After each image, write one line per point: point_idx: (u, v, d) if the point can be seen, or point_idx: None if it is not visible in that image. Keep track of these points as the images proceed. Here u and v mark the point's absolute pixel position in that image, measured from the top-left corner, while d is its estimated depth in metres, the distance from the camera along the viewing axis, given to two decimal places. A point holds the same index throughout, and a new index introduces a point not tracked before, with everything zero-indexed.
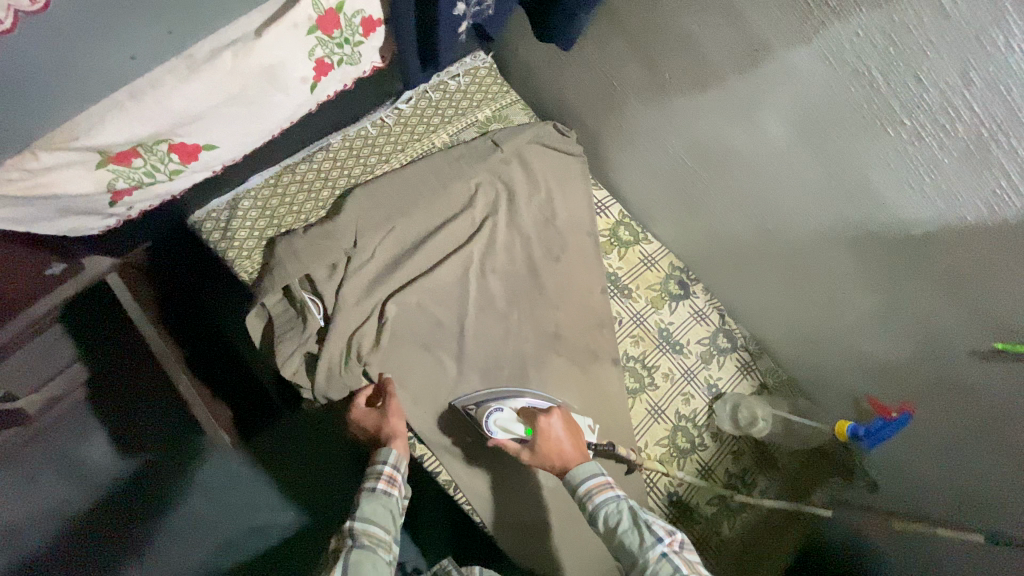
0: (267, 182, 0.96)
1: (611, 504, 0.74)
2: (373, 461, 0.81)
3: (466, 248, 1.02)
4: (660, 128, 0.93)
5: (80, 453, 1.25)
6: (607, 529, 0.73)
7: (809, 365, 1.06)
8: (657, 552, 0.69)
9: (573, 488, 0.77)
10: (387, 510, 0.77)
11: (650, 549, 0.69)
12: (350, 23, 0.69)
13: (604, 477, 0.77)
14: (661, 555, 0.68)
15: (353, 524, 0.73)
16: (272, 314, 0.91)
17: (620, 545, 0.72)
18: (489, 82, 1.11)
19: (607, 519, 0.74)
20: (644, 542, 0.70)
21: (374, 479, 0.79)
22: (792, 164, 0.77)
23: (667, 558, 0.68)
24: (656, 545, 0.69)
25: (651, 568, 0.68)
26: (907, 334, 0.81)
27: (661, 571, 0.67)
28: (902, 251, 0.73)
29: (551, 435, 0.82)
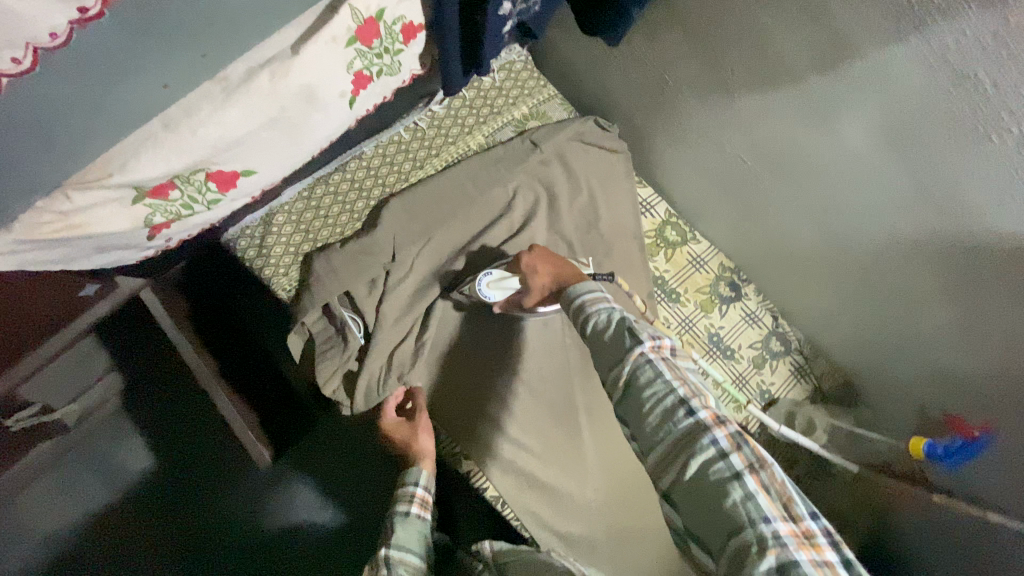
0: (301, 194, 0.92)
1: (600, 313, 0.66)
2: (402, 483, 0.82)
3: (507, 255, 0.97)
4: (718, 125, 0.86)
5: (119, 462, 1.26)
6: (593, 334, 0.65)
7: (870, 371, 1.00)
8: (638, 357, 0.60)
9: (568, 301, 0.71)
10: (420, 533, 0.75)
11: (629, 353, 0.60)
12: (391, 31, 0.64)
13: (599, 292, 0.70)
14: (643, 359, 0.60)
15: (388, 551, 0.69)
16: (312, 332, 0.88)
17: (602, 351, 0.64)
18: (526, 76, 1.05)
19: (593, 325, 0.66)
20: (625, 347, 0.61)
21: (406, 503, 0.78)
22: (871, 167, 0.71)
23: (649, 362, 0.59)
24: (638, 351, 0.60)
25: (631, 372, 0.60)
26: (994, 347, 0.75)
27: (641, 376, 0.59)
28: (997, 264, 0.67)
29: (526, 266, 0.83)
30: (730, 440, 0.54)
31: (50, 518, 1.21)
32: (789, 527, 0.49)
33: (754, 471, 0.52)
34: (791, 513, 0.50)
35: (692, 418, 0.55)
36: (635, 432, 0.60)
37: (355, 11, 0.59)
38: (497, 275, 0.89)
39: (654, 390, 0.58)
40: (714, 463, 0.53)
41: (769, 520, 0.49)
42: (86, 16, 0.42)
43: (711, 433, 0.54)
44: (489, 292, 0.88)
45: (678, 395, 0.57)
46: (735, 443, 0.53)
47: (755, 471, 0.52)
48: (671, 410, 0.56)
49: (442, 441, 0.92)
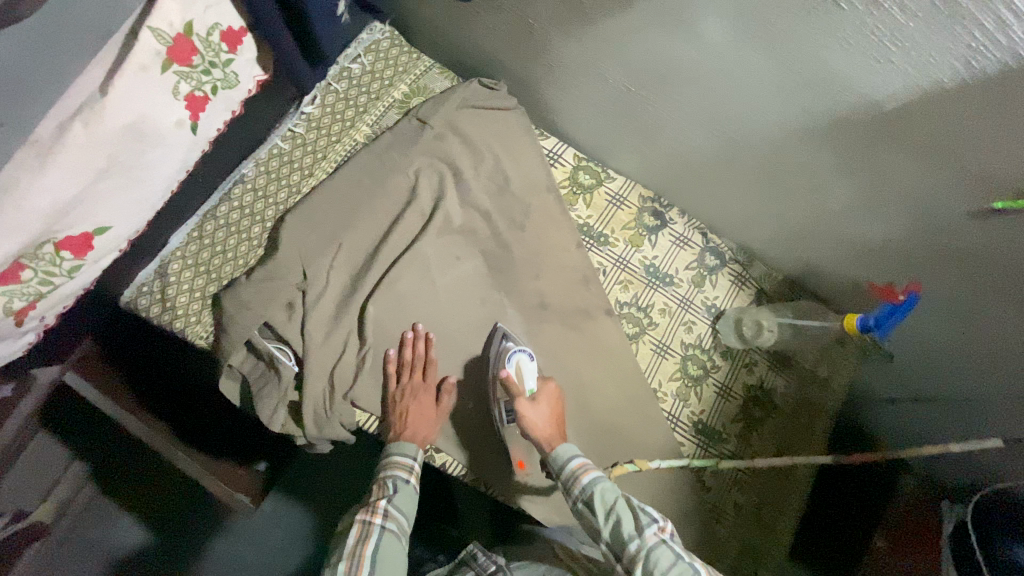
0: (191, 236, 0.87)
1: (603, 483, 0.73)
2: (401, 445, 0.80)
3: (424, 241, 0.94)
4: (593, 56, 0.84)
5: (108, 549, 1.24)
6: (598, 508, 0.70)
7: (800, 260, 1.03)
8: (653, 536, 0.66)
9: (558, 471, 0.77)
10: (413, 503, 0.77)
11: (644, 531, 0.66)
12: (209, 43, 0.59)
13: (583, 459, 0.76)
14: (658, 539, 0.65)
15: (386, 505, 0.74)
16: (243, 373, 0.84)
17: (613, 528, 0.69)
18: (395, 53, 1.00)
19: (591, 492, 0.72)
20: (642, 524, 0.67)
21: (404, 471, 0.78)
22: (742, 65, 0.70)
23: (665, 543, 0.65)
24: (652, 528, 0.67)
25: (649, 551, 0.64)
26: (900, 207, 0.77)
27: (659, 556, 0.64)
28: (878, 127, 0.68)
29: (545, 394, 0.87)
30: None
31: None
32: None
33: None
34: None
35: None
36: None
37: (158, 33, 0.54)
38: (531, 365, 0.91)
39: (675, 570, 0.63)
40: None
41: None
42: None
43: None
44: (511, 359, 0.90)
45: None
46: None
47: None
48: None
49: None
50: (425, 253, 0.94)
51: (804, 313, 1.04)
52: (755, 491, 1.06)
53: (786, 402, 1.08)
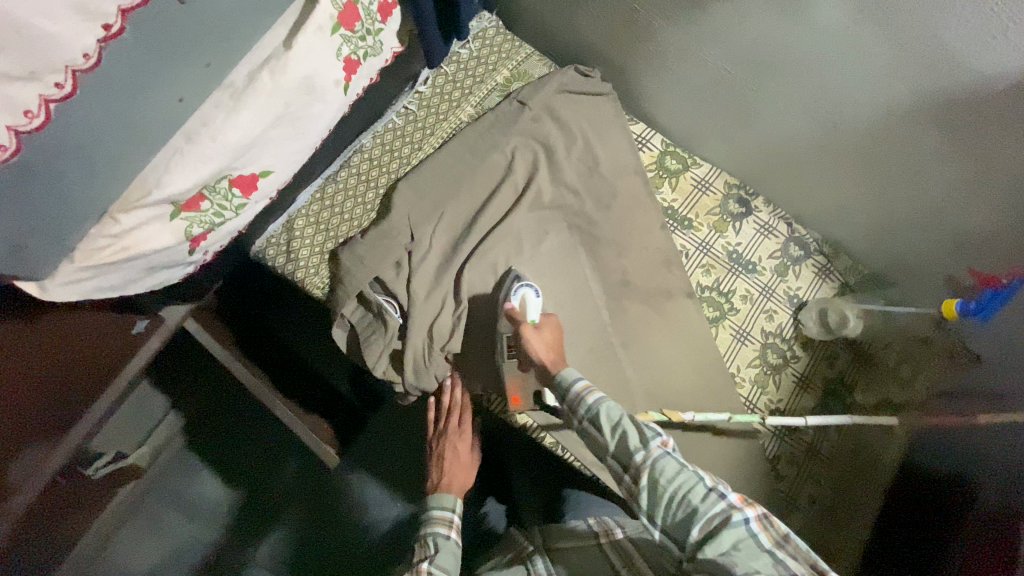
0: (313, 197, 0.96)
1: (607, 402, 0.75)
2: (439, 500, 0.81)
3: (517, 214, 1.00)
4: (696, 41, 0.88)
5: (196, 492, 1.33)
6: (607, 426, 0.73)
7: (888, 253, 1.02)
8: (659, 449, 0.69)
9: (562, 393, 0.79)
10: (454, 556, 0.76)
11: (649, 446, 0.69)
12: (369, 11, 0.68)
13: (584, 380, 0.78)
14: (663, 453, 0.68)
15: (429, 569, 0.72)
16: (352, 323, 0.92)
17: (618, 441, 0.71)
18: (500, 40, 1.07)
19: (596, 412, 0.74)
20: (646, 438, 0.69)
21: (444, 527, 0.78)
22: (853, 45, 0.72)
23: (669, 456, 0.68)
24: (657, 441, 0.69)
25: (656, 461, 0.67)
26: (1006, 192, 0.77)
27: (666, 467, 0.67)
28: (991, 107, 0.69)
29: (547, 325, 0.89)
30: (759, 522, 0.63)
31: (149, 552, 1.29)
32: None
33: (780, 546, 0.61)
34: (814, 570, 0.60)
35: (724, 502, 0.63)
36: (657, 517, 0.66)
37: None
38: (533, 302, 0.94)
39: (682, 481, 0.66)
40: (746, 538, 0.61)
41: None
42: (109, 33, 0.45)
43: (742, 512, 0.63)
44: (517, 291, 0.92)
45: (705, 482, 0.65)
46: (763, 524, 0.63)
47: (780, 545, 0.61)
48: (703, 497, 0.64)
49: (494, 400, 0.93)
50: (517, 225, 1.00)
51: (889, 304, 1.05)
52: (832, 484, 1.05)
53: (867, 399, 1.06)
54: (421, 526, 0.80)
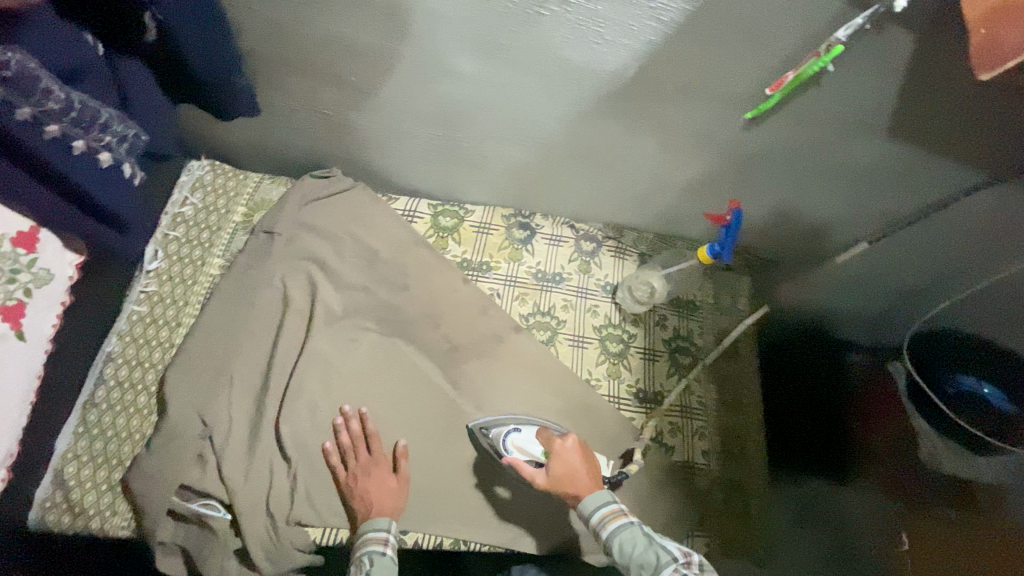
0: (77, 433, 0.83)
1: (625, 532, 0.75)
2: (371, 523, 0.80)
3: (312, 340, 0.95)
4: (393, 121, 0.88)
5: None
6: (621, 556, 0.74)
7: (658, 215, 1.11)
8: (677, 574, 0.70)
9: (588, 519, 0.78)
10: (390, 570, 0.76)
11: (665, 570, 0.70)
12: (4, 252, 0.61)
13: (617, 504, 0.79)
14: (678, 574, 0.70)
15: None
16: (178, 544, 0.81)
17: (638, 570, 0.72)
18: (222, 181, 1.02)
19: (617, 541, 0.75)
20: (663, 562, 0.71)
21: (381, 544, 0.78)
22: (507, 84, 0.75)
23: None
24: (674, 564, 0.71)
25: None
26: (697, 143, 0.86)
27: None
28: (639, 94, 0.75)
29: (562, 455, 0.86)
30: None
31: None
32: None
33: None
34: None
35: None
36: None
37: None
38: (529, 437, 0.92)
39: None
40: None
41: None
42: None
43: None
44: (508, 448, 0.91)
45: None
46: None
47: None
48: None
49: None
50: (319, 349, 0.95)
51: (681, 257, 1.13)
52: (714, 430, 1.10)
53: (706, 341, 1.15)
54: (359, 545, 0.79)
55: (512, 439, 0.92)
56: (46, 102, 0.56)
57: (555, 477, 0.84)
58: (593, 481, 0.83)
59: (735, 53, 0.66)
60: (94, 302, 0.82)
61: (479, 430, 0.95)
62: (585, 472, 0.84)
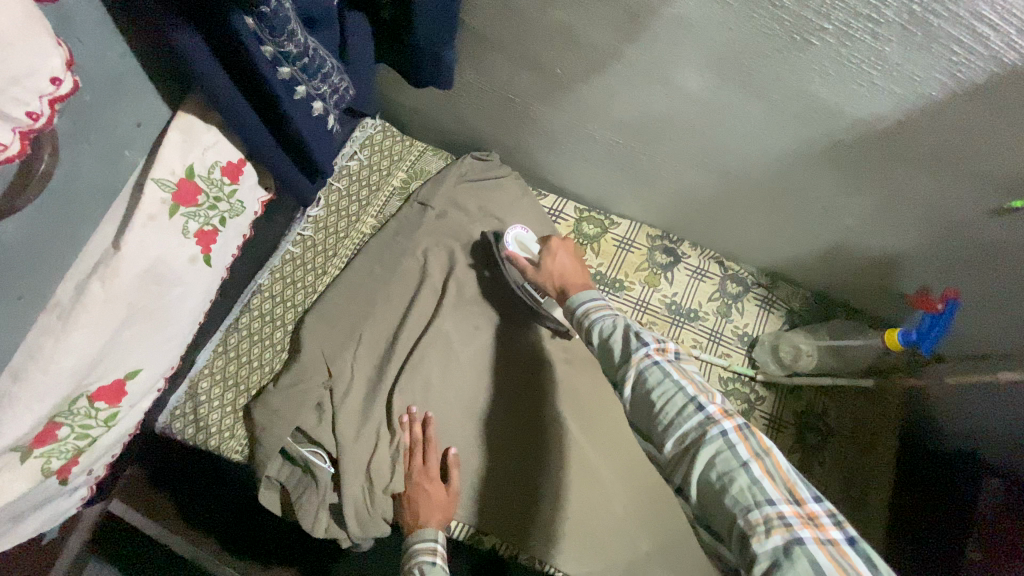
0: (217, 352, 0.88)
1: (603, 321, 0.63)
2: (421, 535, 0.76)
3: (440, 319, 0.94)
4: (579, 120, 0.84)
5: None
6: (597, 342, 0.62)
7: (827, 276, 0.99)
8: (645, 358, 0.56)
9: (573, 311, 0.68)
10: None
11: (631, 356, 0.57)
12: (212, 180, 0.62)
13: (603, 299, 0.67)
14: (646, 360, 0.56)
15: None
16: (281, 482, 0.84)
17: (607, 356, 0.60)
18: (389, 142, 1.03)
19: (593, 330, 0.63)
20: (630, 347, 0.58)
21: (430, 554, 0.73)
22: (727, 107, 0.68)
23: (655, 364, 0.56)
24: (643, 350, 0.57)
25: (636, 372, 0.56)
26: (919, 215, 0.74)
27: (646, 377, 0.55)
28: (879, 147, 0.65)
29: (556, 257, 0.79)
30: (739, 434, 0.51)
31: None
32: (793, 508, 0.46)
33: (761, 459, 0.50)
34: (796, 497, 0.47)
35: (701, 415, 0.52)
36: (634, 425, 0.57)
37: (163, 182, 0.57)
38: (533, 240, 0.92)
39: (662, 391, 0.54)
40: (724, 453, 0.50)
41: (776, 502, 0.46)
42: None
43: (719, 426, 0.51)
44: (510, 240, 0.93)
45: (686, 392, 0.54)
46: (744, 435, 0.51)
47: (761, 458, 0.49)
48: (681, 410, 0.53)
49: (456, 527, 0.87)
50: (445, 329, 0.94)
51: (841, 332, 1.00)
52: None
53: (841, 425, 1.02)
54: (407, 561, 0.74)
55: (516, 236, 0.93)
56: (288, 45, 0.54)
57: (544, 274, 0.79)
58: (578, 283, 0.75)
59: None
60: (262, 237, 0.85)
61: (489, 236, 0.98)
62: (573, 274, 0.77)
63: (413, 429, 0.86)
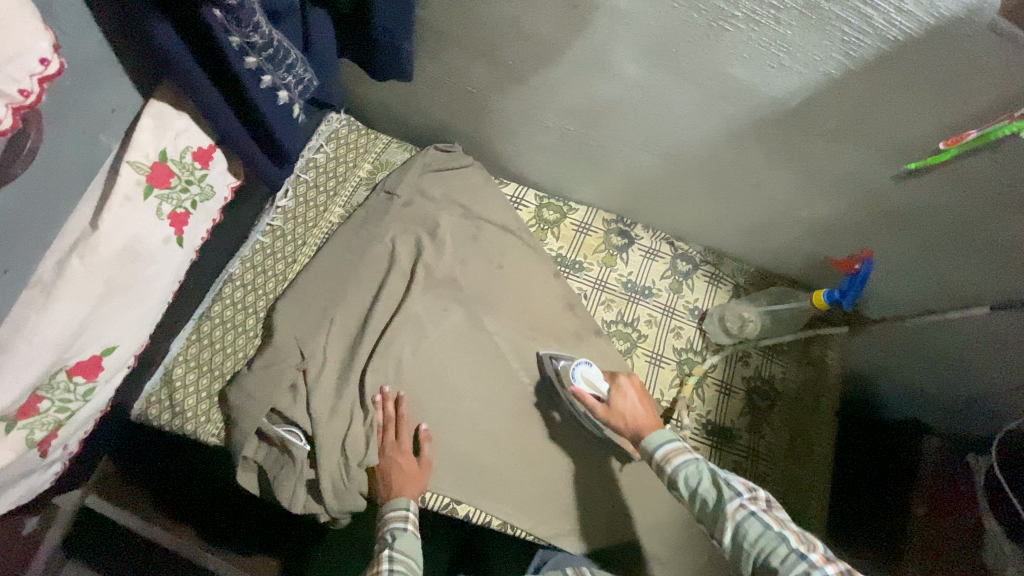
0: (190, 339, 0.90)
1: (689, 467, 0.71)
2: (394, 505, 0.81)
3: (408, 301, 0.98)
4: (533, 109, 0.90)
5: None
6: (688, 492, 0.70)
7: (767, 250, 1.08)
8: (740, 508, 0.66)
9: (652, 457, 0.75)
10: (416, 544, 0.77)
11: (728, 508, 0.66)
12: (184, 163, 0.65)
13: (681, 446, 0.74)
14: (744, 512, 0.65)
15: (390, 553, 0.74)
16: (258, 461, 0.86)
17: (702, 508, 0.69)
18: (354, 136, 1.07)
19: (682, 479, 0.71)
20: (724, 496, 0.67)
21: (401, 520, 0.79)
22: (661, 90, 0.75)
23: (752, 514, 0.65)
24: (738, 501, 0.66)
25: (736, 524, 0.65)
26: (836, 185, 0.83)
27: (748, 529, 0.64)
28: (794, 123, 0.73)
29: (628, 406, 0.83)
30: None
31: None
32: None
33: None
34: None
35: (804, 562, 0.60)
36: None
37: (137, 164, 0.60)
38: (598, 372, 0.92)
39: (765, 543, 0.63)
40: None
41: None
42: None
43: (822, 571, 0.60)
44: (576, 376, 0.93)
45: (787, 542, 0.62)
46: None
47: None
48: (783, 558, 0.62)
49: (430, 497, 0.92)
50: (414, 311, 0.98)
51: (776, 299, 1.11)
52: (779, 474, 1.05)
53: (787, 387, 1.10)
54: (380, 526, 0.80)
55: (580, 369, 0.93)
56: (254, 36, 0.59)
57: (615, 413, 0.84)
58: (654, 427, 0.80)
59: (913, 103, 0.63)
60: (232, 225, 0.88)
61: (547, 359, 0.98)
62: (646, 417, 0.81)
63: (386, 406, 0.90)
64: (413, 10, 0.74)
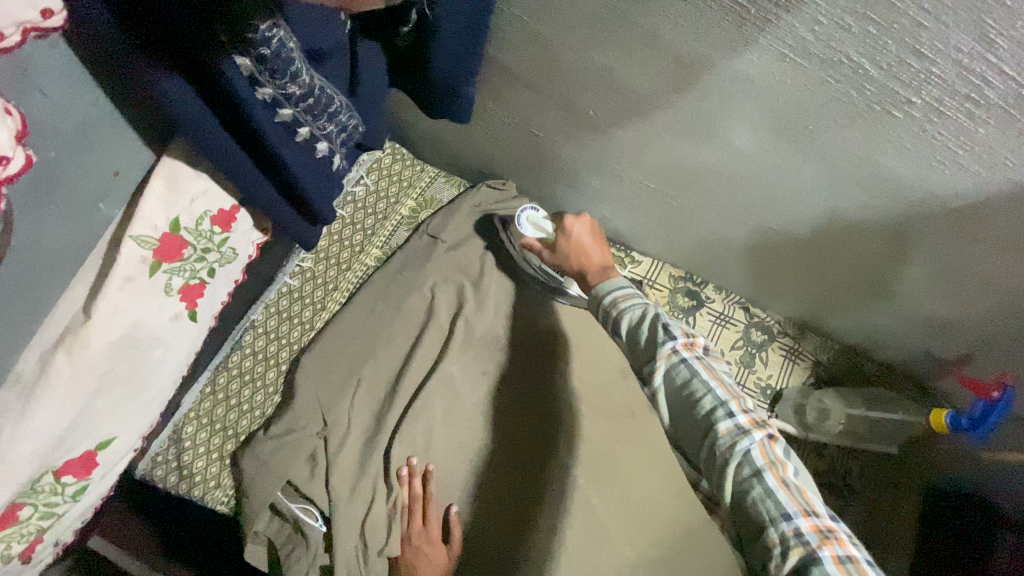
0: (204, 393, 0.81)
1: (632, 310, 0.61)
2: None
3: (445, 364, 0.87)
4: (608, 162, 0.77)
5: None
6: (624, 332, 0.60)
7: (863, 333, 0.92)
8: (672, 354, 0.56)
9: (601, 299, 0.65)
10: None
11: (661, 351, 0.56)
12: (200, 231, 0.55)
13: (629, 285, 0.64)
14: (676, 357, 0.56)
15: None
16: (268, 538, 0.78)
17: (635, 345, 0.59)
18: (398, 166, 0.96)
19: (620, 324, 0.61)
20: (660, 341, 0.57)
21: None
22: (778, 165, 0.61)
23: (684, 362, 0.55)
24: (674, 347, 0.56)
25: (665, 370, 0.56)
26: (980, 290, 0.67)
27: (677, 379, 0.55)
28: (947, 223, 0.58)
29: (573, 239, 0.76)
30: (762, 445, 0.50)
31: None
32: (811, 522, 0.47)
33: (777, 469, 0.49)
34: (811, 512, 0.47)
35: (729, 421, 0.52)
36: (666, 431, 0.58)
37: (143, 238, 0.50)
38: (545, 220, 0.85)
39: (693, 395, 0.54)
40: (744, 466, 0.50)
41: (791, 517, 0.47)
42: None
43: (746, 436, 0.50)
44: (522, 221, 0.85)
45: (717, 396, 0.53)
46: (767, 447, 0.51)
47: (777, 469, 0.49)
48: (706, 412, 0.53)
49: None
50: (450, 375, 0.87)
51: (870, 401, 0.94)
52: None
53: (864, 487, 0.93)
54: None
55: (529, 216, 0.85)
56: (291, 85, 0.48)
57: (561, 256, 0.77)
58: (599, 262, 0.74)
59: None
60: (257, 273, 0.78)
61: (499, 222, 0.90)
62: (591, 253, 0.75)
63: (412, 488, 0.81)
64: (482, 48, 0.61)
